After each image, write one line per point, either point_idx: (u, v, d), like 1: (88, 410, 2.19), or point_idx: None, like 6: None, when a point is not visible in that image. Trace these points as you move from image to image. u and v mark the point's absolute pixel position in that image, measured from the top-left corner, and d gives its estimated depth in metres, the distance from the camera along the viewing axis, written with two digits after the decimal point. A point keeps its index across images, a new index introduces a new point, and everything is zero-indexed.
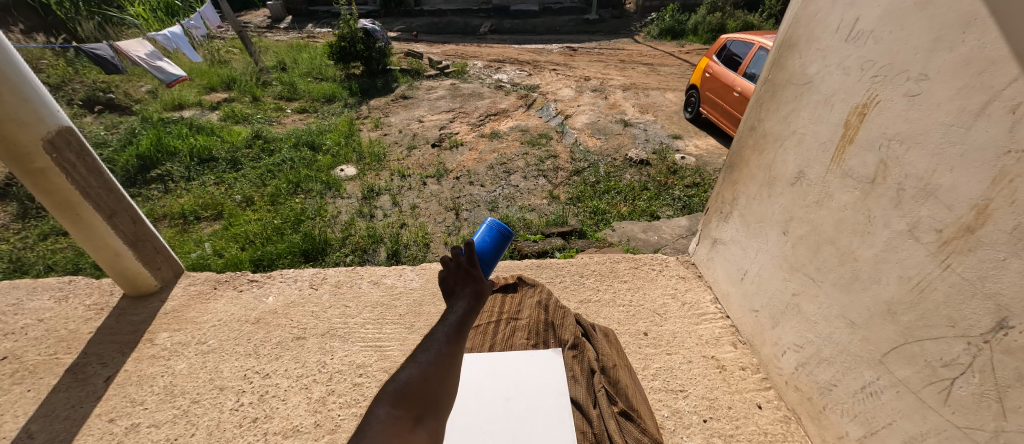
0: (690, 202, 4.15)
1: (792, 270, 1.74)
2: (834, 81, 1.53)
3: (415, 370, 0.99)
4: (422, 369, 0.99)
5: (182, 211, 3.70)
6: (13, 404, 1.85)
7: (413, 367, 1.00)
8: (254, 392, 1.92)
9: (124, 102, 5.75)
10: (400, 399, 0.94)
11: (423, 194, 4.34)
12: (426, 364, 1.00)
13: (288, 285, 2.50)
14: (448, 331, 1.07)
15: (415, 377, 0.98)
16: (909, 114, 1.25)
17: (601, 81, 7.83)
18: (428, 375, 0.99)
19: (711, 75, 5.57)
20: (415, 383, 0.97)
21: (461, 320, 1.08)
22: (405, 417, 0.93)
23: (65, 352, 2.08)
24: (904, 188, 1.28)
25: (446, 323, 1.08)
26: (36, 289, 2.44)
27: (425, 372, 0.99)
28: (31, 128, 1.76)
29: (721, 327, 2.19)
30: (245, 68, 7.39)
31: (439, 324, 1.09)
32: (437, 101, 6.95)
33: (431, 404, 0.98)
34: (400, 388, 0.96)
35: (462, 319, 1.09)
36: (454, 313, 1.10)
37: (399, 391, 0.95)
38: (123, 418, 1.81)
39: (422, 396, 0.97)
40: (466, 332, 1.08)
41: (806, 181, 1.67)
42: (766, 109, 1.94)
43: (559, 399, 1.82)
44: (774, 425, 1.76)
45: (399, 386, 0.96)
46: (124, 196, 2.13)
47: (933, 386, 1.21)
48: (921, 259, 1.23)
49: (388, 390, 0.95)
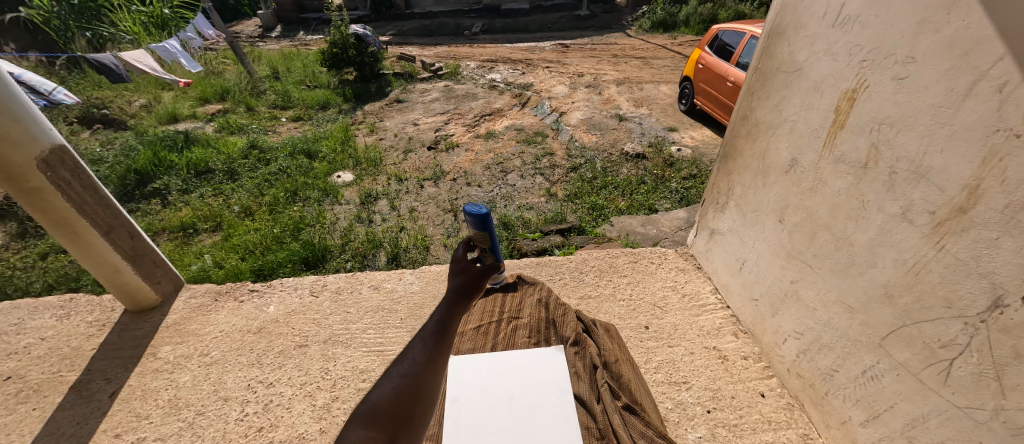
0: (688, 194, 4.15)
1: (790, 258, 1.75)
2: (822, 67, 1.54)
3: (386, 388, 1.00)
4: (392, 385, 1.01)
5: (182, 224, 3.71)
6: (19, 423, 1.86)
7: (385, 385, 1.01)
8: (258, 401, 1.93)
9: (118, 118, 5.79)
10: (372, 419, 0.95)
11: (420, 197, 4.34)
12: (397, 380, 1.01)
13: (289, 294, 2.50)
14: (420, 343, 1.07)
15: (386, 395, 0.99)
16: (898, 97, 1.25)
17: (594, 77, 7.83)
18: (400, 392, 1.00)
19: (704, 66, 5.56)
20: (386, 402, 0.98)
21: (439, 325, 1.09)
22: (379, 437, 0.93)
23: (69, 369, 2.09)
24: (895, 171, 1.28)
25: (419, 336, 1.09)
26: (37, 308, 2.44)
27: (396, 388, 1.00)
28: (24, 148, 1.76)
29: (722, 317, 2.19)
30: (238, 77, 7.39)
31: (414, 338, 1.10)
32: (431, 103, 6.96)
33: (404, 420, 0.98)
34: (372, 409, 0.97)
35: (433, 328, 1.08)
36: (427, 327, 1.10)
37: (370, 411, 0.97)
38: (129, 432, 1.82)
39: (395, 413, 0.98)
40: (437, 343, 1.07)
41: (799, 168, 1.67)
42: (757, 98, 1.94)
43: (563, 396, 1.81)
44: (777, 412, 1.77)
45: (371, 406, 0.97)
46: (121, 211, 2.13)
47: (932, 368, 1.21)
48: (917, 241, 1.23)
49: (360, 412, 0.97)
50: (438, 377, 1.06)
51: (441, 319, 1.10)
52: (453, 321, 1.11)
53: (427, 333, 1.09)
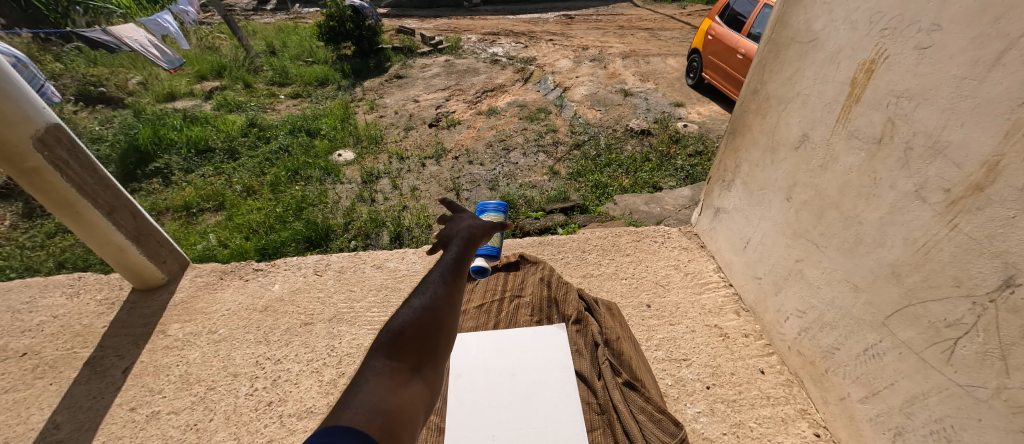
0: (694, 171, 4.09)
1: (795, 236, 1.72)
2: (840, 37, 1.47)
3: (408, 316, 0.96)
4: (414, 312, 0.97)
5: (185, 204, 3.70)
6: (37, 397, 1.91)
7: (407, 313, 0.97)
8: (266, 377, 1.96)
9: (116, 96, 5.71)
10: (396, 347, 0.89)
11: (422, 176, 4.31)
12: (419, 310, 0.97)
13: (293, 273, 2.52)
14: (439, 276, 1.06)
15: (409, 322, 0.95)
16: (920, 68, 1.20)
17: (599, 50, 7.62)
18: (423, 320, 0.96)
19: (713, 38, 5.39)
20: (410, 330, 0.93)
21: (455, 261, 1.11)
22: (403, 363, 0.88)
23: (82, 346, 2.12)
24: (911, 147, 1.23)
25: (439, 268, 1.09)
26: (47, 286, 2.46)
27: (419, 317, 0.96)
28: (18, 127, 1.73)
29: (724, 296, 2.20)
30: (234, 53, 7.25)
31: (432, 271, 1.08)
32: (431, 79, 6.83)
33: (426, 352, 0.93)
34: (395, 334, 0.91)
35: (455, 260, 1.11)
36: (443, 263, 1.10)
37: (391, 338, 0.91)
38: (143, 406, 1.87)
39: (419, 343, 0.93)
40: (455, 278, 1.08)
41: (810, 144, 1.62)
42: (769, 70, 1.87)
43: (564, 373, 1.86)
44: (776, 388, 1.78)
45: (394, 333, 0.92)
46: (122, 191, 2.12)
47: (936, 346, 1.20)
48: (928, 220, 1.20)
49: (382, 340, 0.90)
50: (457, 313, 1.04)
51: (456, 256, 1.12)
52: (471, 259, 1.16)
53: (448, 264, 1.11)
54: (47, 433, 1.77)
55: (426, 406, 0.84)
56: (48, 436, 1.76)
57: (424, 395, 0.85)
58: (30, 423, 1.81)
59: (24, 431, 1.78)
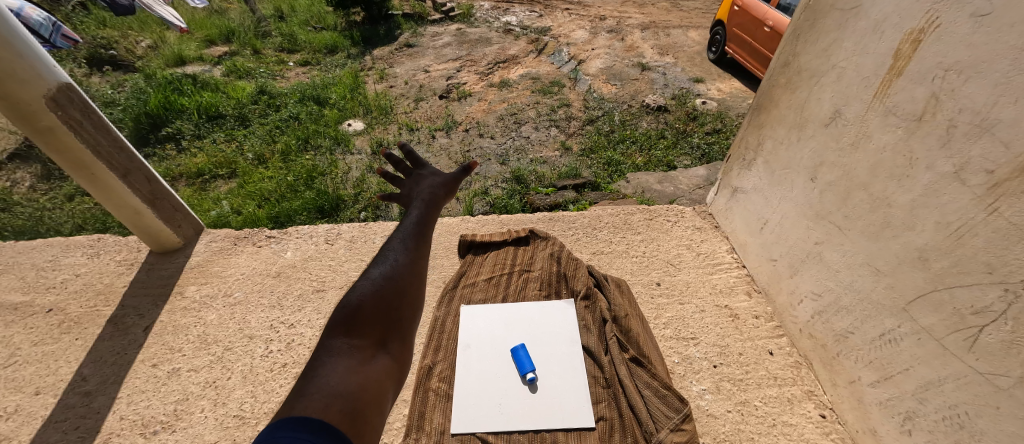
0: (710, 150, 4.00)
1: (816, 218, 1.68)
2: (888, 4, 1.38)
3: (367, 292, 0.99)
4: (374, 287, 1.00)
5: (198, 170, 3.72)
6: (65, 351, 1.98)
7: (365, 288, 1.00)
8: (281, 340, 2.00)
9: (127, 59, 5.68)
10: (356, 324, 0.92)
11: (432, 148, 4.27)
12: (378, 284, 1.01)
13: (305, 241, 2.53)
14: (395, 250, 1.09)
15: (368, 297, 0.98)
16: (974, 38, 1.12)
17: (617, 21, 7.35)
18: (383, 293, 1.00)
19: (739, 9, 5.16)
20: (369, 305, 0.96)
21: (412, 230, 1.15)
22: (365, 339, 0.91)
23: (105, 303, 2.18)
24: (954, 125, 1.17)
25: (396, 241, 1.12)
26: (69, 246, 2.51)
27: (378, 291, 0.99)
28: (30, 86, 1.71)
29: (737, 277, 2.17)
30: (242, 17, 7.12)
31: (390, 245, 1.12)
32: (443, 48, 6.67)
33: (390, 325, 0.96)
34: (354, 310, 0.95)
35: (412, 230, 1.14)
36: (398, 236, 1.14)
37: (351, 315, 0.94)
38: (164, 363, 1.92)
39: (381, 318, 0.96)
40: (413, 249, 1.11)
41: (842, 121, 1.56)
42: (803, 41, 1.78)
43: (572, 347, 1.88)
44: (784, 370, 1.78)
45: (353, 309, 0.95)
46: (135, 154, 2.12)
47: (958, 334, 1.17)
48: (965, 203, 1.15)
49: (341, 317, 0.93)
50: (418, 283, 1.08)
51: (412, 228, 1.15)
52: (430, 229, 1.19)
53: (405, 235, 1.14)
54: (75, 384, 1.84)
55: (392, 377, 0.88)
56: (77, 387, 1.83)
57: (390, 367, 0.89)
58: (59, 375, 1.88)
59: (54, 382, 1.85)
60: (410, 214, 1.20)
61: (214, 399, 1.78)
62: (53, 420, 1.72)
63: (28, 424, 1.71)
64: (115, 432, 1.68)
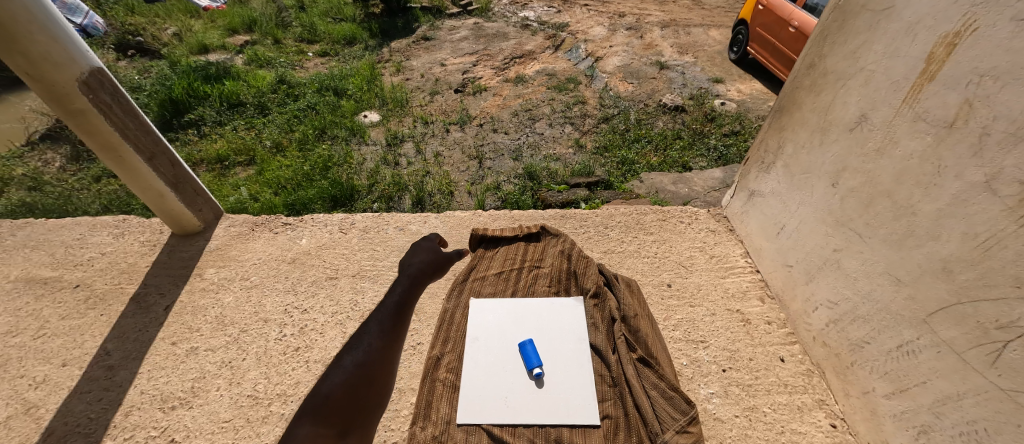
0: (727, 152, 3.94)
1: (836, 225, 1.65)
2: (922, 6, 1.34)
3: (339, 381, 1.01)
4: (345, 377, 1.03)
5: (218, 156, 3.80)
6: (90, 326, 2.05)
7: (338, 375, 1.02)
8: (294, 325, 2.04)
9: (153, 46, 5.82)
10: (325, 415, 0.95)
11: (446, 142, 4.29)
12: (351, 371, 1.04)
13: (320, 229, 2.57)
14: (374, 330, 1.11)
15: (339, 387, 1.01)
16: (1013, 43, 1.08)
17: (636, 18, 7.25)
18: (353, 383, 1.03)
19: (764, 8, 5.04)
20: (339, 395, 0.99)
21: (395, 312, 1.15)
22: (329, 431, 0.94)
23: (128, 282, 2.25)
24: (987, 133, 1.14)
25: (376, 320, 1.13)
26: (96, 225, 2.59)
27: (350, 380, 1.02)
28: (64, 69, 1.76)
29: (750, 281, 2.14)
30: (264, 7, 7.22)
31: (368, 324, 1.13)
32: (459, 42, 6.67)
33: (354, 416, 1.01)
34: (324, 401, 0.97)
35: (394, 312, 1.15)
36: (379, 314, 1.14)
37: (320, 405, 0.96)
38: (183, 342, 1.98)
39: (347, 408, 1.00)
40: (391, 333, 1.13)
41: (868, 126, 1.52)
42: (831, 42, 1.73)
43: (579, 345, 1.88)
44: (795, 377, 1.76)
45: (323, 399, 0.97)
46: (161, 138, 2.17)
47: (980, 348, 1.14)
48: (995, 214, 1.12)
49: (310, 407, 0.95)
50: (389, 369, 1.11)
51: (394, 307, 1.16)
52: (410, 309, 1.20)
53: (385, 315, 1.15)
54: (99, 358, 1.91)
55: None
56: (101, 361, 1.90)
57: None
58: (84, 348, 1.95)
59: (79, 355, 1.92)
60: (396, 289, 1.20)
61: (229, 379, 1.83)
62: (78, 391, 1.79)
63: (55, 394, 1.77)
64: (136, 406, 1.74)
